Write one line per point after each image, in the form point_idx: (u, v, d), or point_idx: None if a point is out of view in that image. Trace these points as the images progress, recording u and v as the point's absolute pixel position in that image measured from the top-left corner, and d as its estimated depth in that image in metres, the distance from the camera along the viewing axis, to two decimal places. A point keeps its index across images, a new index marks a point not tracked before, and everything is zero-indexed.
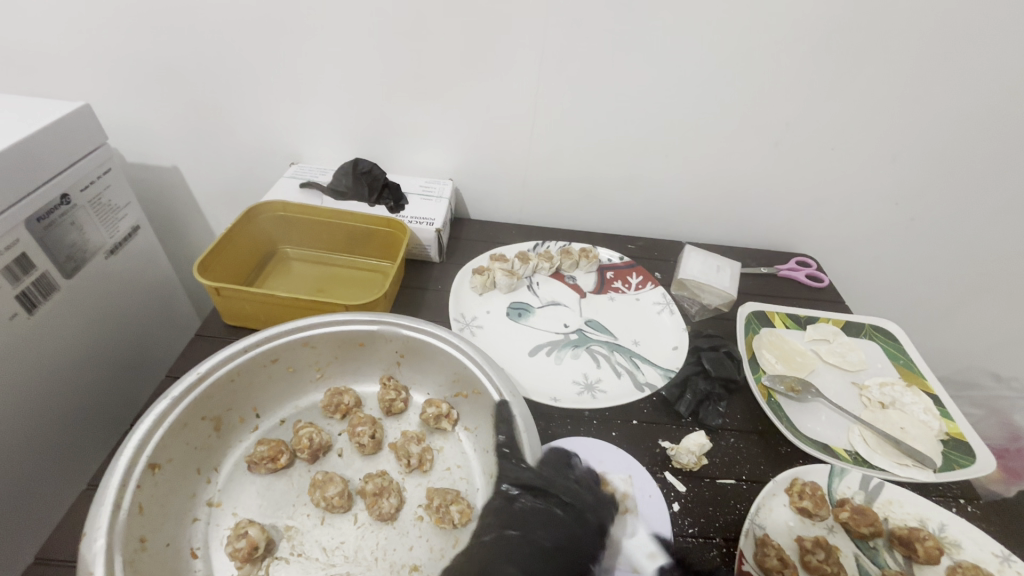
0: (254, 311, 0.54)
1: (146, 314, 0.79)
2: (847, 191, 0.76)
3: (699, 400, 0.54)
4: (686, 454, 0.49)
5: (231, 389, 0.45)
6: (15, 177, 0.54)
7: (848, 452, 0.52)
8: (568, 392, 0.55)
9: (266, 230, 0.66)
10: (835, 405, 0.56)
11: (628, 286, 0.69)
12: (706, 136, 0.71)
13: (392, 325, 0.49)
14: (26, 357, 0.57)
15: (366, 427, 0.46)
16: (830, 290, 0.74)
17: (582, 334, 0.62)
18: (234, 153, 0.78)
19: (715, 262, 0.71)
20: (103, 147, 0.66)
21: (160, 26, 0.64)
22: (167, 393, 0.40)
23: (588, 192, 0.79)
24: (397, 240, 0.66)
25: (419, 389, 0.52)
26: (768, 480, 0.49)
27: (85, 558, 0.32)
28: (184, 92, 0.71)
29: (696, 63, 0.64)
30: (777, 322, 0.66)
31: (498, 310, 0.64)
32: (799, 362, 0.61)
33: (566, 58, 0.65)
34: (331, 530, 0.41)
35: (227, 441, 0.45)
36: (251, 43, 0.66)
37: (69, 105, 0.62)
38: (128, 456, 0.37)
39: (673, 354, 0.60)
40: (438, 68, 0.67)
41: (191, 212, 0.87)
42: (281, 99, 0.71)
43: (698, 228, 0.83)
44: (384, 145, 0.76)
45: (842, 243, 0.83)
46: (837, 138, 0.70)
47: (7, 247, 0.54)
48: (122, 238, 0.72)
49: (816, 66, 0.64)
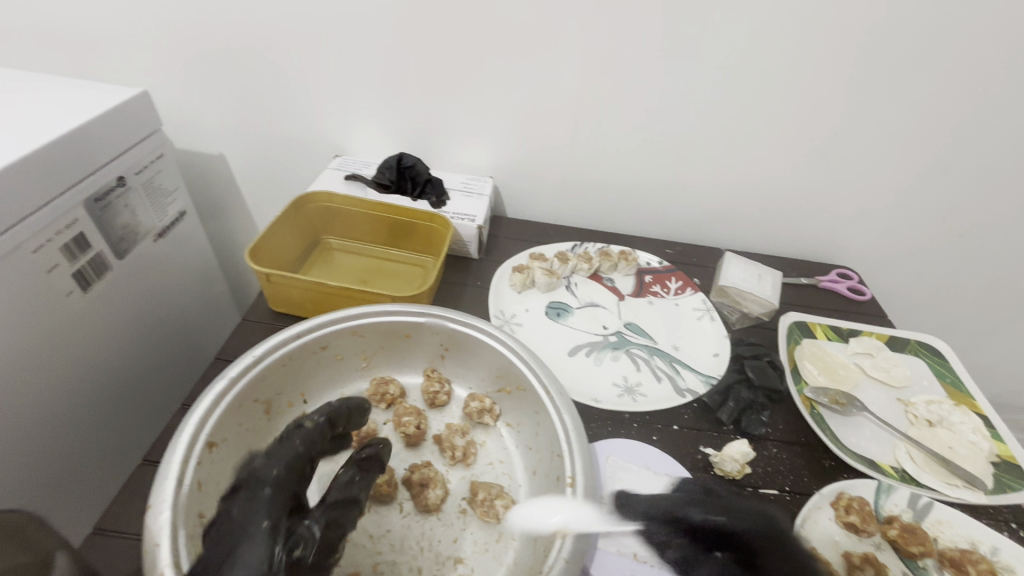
0: (301, 298, 0.54)
1: (188, 298, 0.80)
2: (893, 203, 0.75)
3: (741, 409, 0.53)
4: (730, 462, 0.48)
5: (283, 373, 0.45)
6: (77, 159, 0.55)
7: (895, 469, 0.51)
8: (609, 393, 0.54)
9: (312, 220, 0.67)
10: (880, 421, 0.55)
11: (667, 290, 0.69)
12: (751, 142, 0.70)
13: (438, 318, 0.50)
14: (78, 333, 0.59)
15: (412, 417, 0.47)
16: (872, 303, 0.73)
17: (621, 337, 0.62)
18: (279, 144, 0.79)
19: (757, 270, 0.69)
20: (157, 132, 0.68)
21: (215, 15, 0.66)
22: (225, 374, 0.41)
23: (628, 195, 0.79)
24: (439, 235, 0.66)
25: (461, 383, 0.52)
26: (813, 493, 0.48)
27: (151, 531, 0.32)
28: (233, 82, 0.72)
29: (746, 68, 0.64)
30: (818, 333, 0.65)
31: (537, 309, 0.64)
32: (842, 375, 0.60)
33: (614, 59, 0.65)
34: (378, 517, 0.41)
35: (277, 425, 0.46)
36: (302, 34, 0.67)
37: (127, 92, 0.63)
38: (190, 433, 0.38)
39: (713, 360, 0.60)
40: (484, 65, 0.67)
41: (232, 200, 0.88)
42: (328, 92, 0.72)
43: (737, 235, 0.82)
44: (426, 141, 0.76)
45: (886, 256, 0.81)
46: (886, 149, 0.69)
47: (66, 227, 0.56)
48: (170, 222, 0.74)
49: (870, 75, 0.63)
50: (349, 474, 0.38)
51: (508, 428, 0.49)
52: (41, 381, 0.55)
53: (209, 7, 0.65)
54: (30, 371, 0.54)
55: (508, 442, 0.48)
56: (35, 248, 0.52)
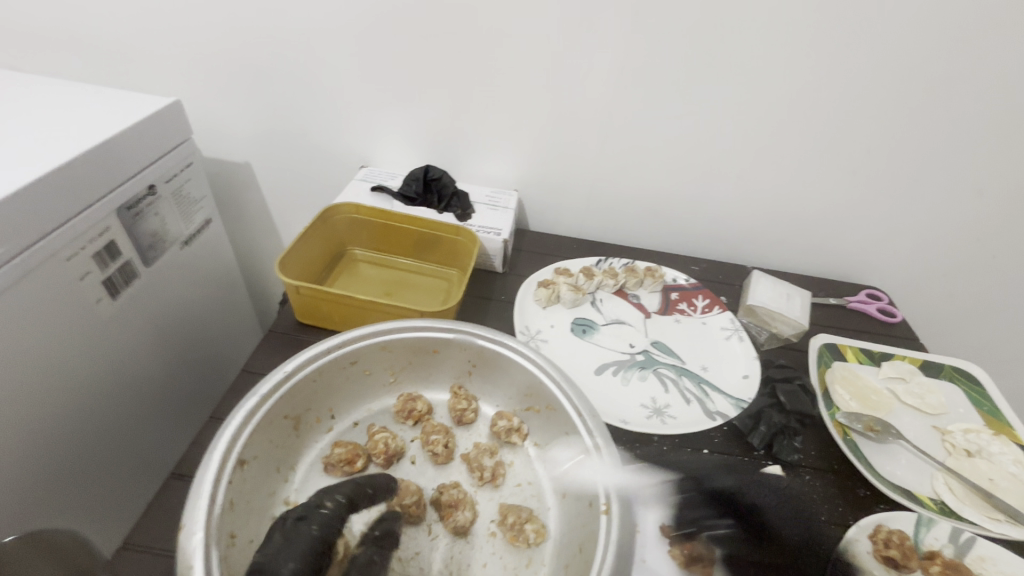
0: (329, 311, 0.54)
1: (211, 306, 0.80)
2: (925, 223, 0.73)
3: (773, 433, 0.52)
4: (764, 489, 0.46)
5: (312, 389, 0.45)
6: (110, 169, 0.56)
7: (934, 501, 0.50)
8: (637, 414, 0.54)
9: (338, 231, 0.67)
10: (916, 449, 0.54)
11: (694, 308, 0.68)
12: (780, 160, 0.70)
13: (467, 334, 0.49)
14: (105, 341, 0.59)
15: (440, 436, 0.46)
16: (903, 325, 0.71)
17: (648, 355, 0.61)
18: (305, 153, 0.79)
19: (785, 290, 0.68)
20: (188, 141, 0.68)
21: (248, 27, 0.67)
22: (257, 390, 0.41)
23: (654, 210, 0.78)
24: (465, 248, 0.66)
25: (488, 401, 0.51)
26: (850, 524, 0.47)
27: (184, 552, 0.32)
28: (263, 91, 0.73)
29: (779, 85, 0.63)
30: (849, 356, 0.64)
31: (562, 325, 0.64)
32: (876, 401, 0.58)
33: (644, 74, 0.64)
34: (407, 539, 0.41)
35: (305, 440, 0.45)
36: (333, 46, 0.67)
37: (160, 102, 0.64)
38: (221, 451, 0.37)
39: (743, 382, 0.58)
40: (513, 79, 0.67)
41: (256, 208, 0.89)
42: (356, 103, 0.73)
43: (763, 253, 0.81)
44: (452, 153, 0.76)
45: (916, 277, 0.80)
46: (919, 169, 0.68)
47: (98, 236, 0.56)
48: (196, 229, 0.74)
49: (906, 93, 0.62)
50: (368, 555, 0.36)
51: (536, 448, 0.48)
52: (72, 388, 0.55)
53: (243, 19, 0.66)
54: (62, 378, 0.54)
55: (536, 462, 0.47)
56: (67, 257, 0.53)
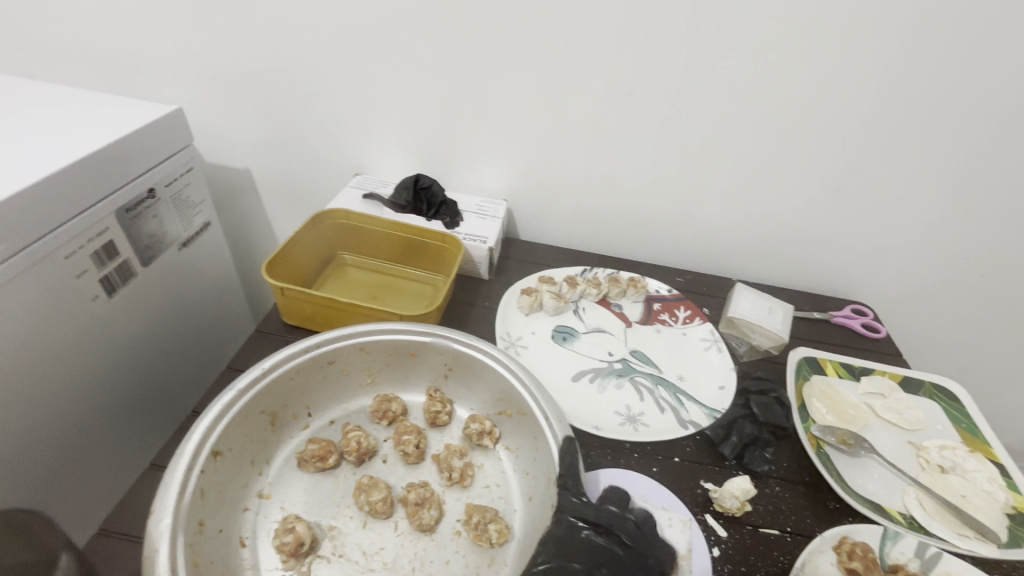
0: (312, 312, 0.56)
1: (206, 306, 0.83)
2: (909, 240, 0.74)
3: (744, 444, 0.53)
4: (729, 498, 0.48)
5: (290, 386, 0.47)
6: (112, 172, 0.59)
7: (904, 516, 0.50)
8: (610, 421, 0.54)
9: (329, 236, 0.69)
10: (890, 463, 0.54)
11: (675, 319, 0.68)
12: (764, 175, 0.71)
13: (443, 338, 0.51)
14: (99, 336, 0.61)
15: (412, 436, 0.48)
16: (886, 341, 0.72)
17: (626, 364, 0.62)
18: (303, 160, 0.82)
19: (767, 303, 0.69)
20: (188, 147, 0.71)
21: (252, 40, 0.70)
22: (234, 385, 0.42)
23: (640, 222, 0.79)
24: (451, 255, 0.67)
25: (463, 404, 0.53)
26: (815, 535, 0.47)
27: (151, 535, 0.34)
28: (263, 100, 0.76)
29: (761, 102, 0.64)
30: (828, 370, 0.64)
31: (543, 332, 0.65)
32: (851, 415, 0.59)
33: (629, 89, 0.66)
34: (372, 534, 0.42)
35: (281, 436, 0.47)
36: (330, 58, 0.70)
37: (163, 109, 0.67)
38: (196, 442, 0.39)
39: (718, 394, 0.59)
40: (503, 92, 0.69)
41: (255, 213, 0.91)
42: (351, 113, 0.75)
43: (749, 266, 0.81)
44: (444, 162, 0.78)
45: (902, 293, 0.80)
46: (901, 187, 0.69)
47: (97, 235, 0.59)
48: (194, 232, 0.77)
49: (887, 112, 0.63)
50: None
51: (507, 451, 0.49)
52: (63, 380, 0.58)
53: (247, 32, 0.69)
54: (54, 370, 0.56)
55: (506, 465, 0.48)
56: (66, 255, 0.55)
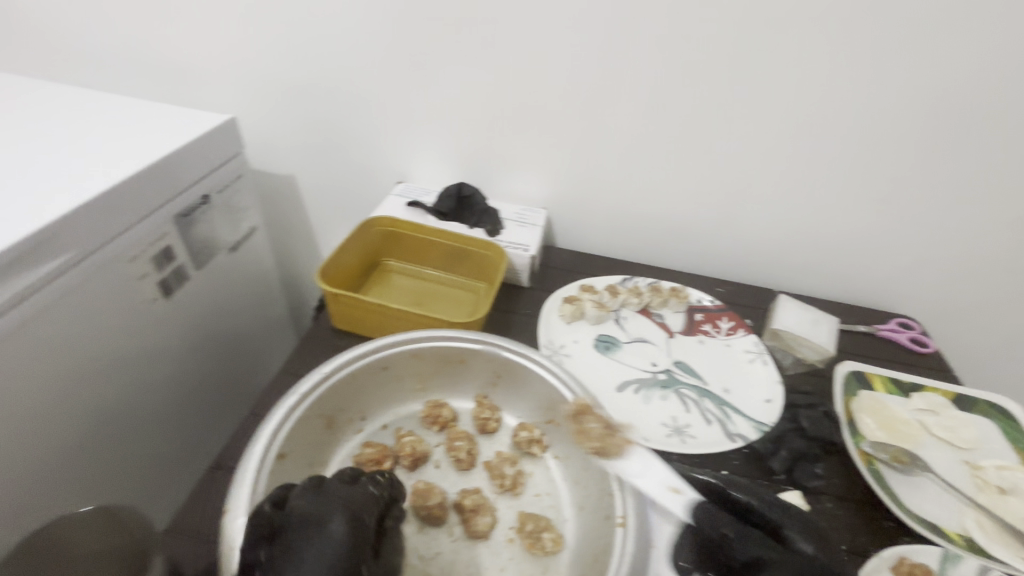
0: (363, 318, 0.57)
1: (251, 309, 0.85)
2: (960, 253, 0.72)
3: (794, 458, 0.52)
4: (782, 513, 0.47)
5: (347, 390, 0.48)
6: (172, 178, 0.61)
7: (962, 538, 0.49)
8: (657, 433, 0.54)
9: (374, 242, 0.70)
10: (945, 483, 0.53)
11: (718, 330, 0.68)
12: (809, 186, 0.70)
13: (493, 346, 0.51)
14: (155, 338, 0.64)
15: (464, 442, 0.48)
16: (935, 356, 0.70)
17: (670, 375, 0.62)
18: (346, 166, 0.84)
19: (812, 315, 0.68)
20: (239, 155, 0.73)
21: (303, 51, 0.72)
22: (298, 389, 0.44)
23: (679, 231, 0.79)
24: (493, 263, 0.68)
25: (510, 411, 0.53)
26: (871, 555, 0.46)
27: (228, 534, 0.35)
28: (310, 109, 0.78)
29: (808, 112, 0.64)
30: (877, 385, 0.62)
31: (586, 341, 0.65)
32: (904, 432, 0.57)
33: (673, 99, 0.66)
34: (429, 539, 0.43)
35: (337, 439, 0.48)
36: (377, 69, 0.72)
37: (217, 118, 0.69)
38: (264, 444, 0.40)
39: (765, 407, 0.58)
40: (546, 102, 0.70)
41: (297, 218, 0.93)
42: (395, 122, 0.77)
43: (790, 277, 0.80)
44: (484, 170, 0.79)
45: (949, 307, 0.78)
46: (953, 198, 0.67)
47: (156, 240, 0.61)
48: (242, 236, 0.79)
49: (940, 122, 0.62)
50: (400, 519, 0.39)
51: (556, 460, 0.50)
52: (121, 378, 0.60)
53: (299, 44, 0.71)
54: (114, 369, 0.59)
55: (555, 474, 0.49)
56: (130, 258, 0.57)
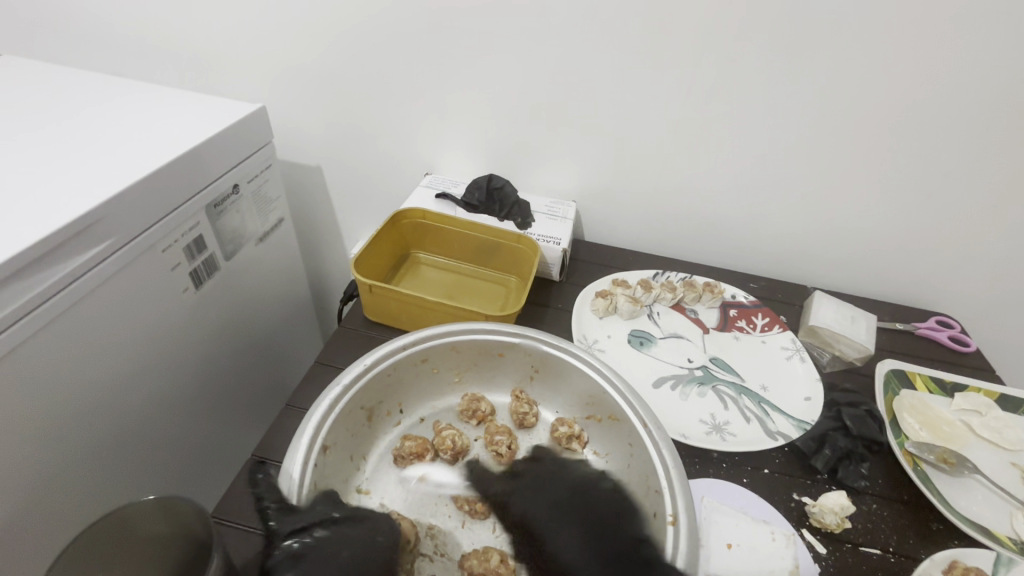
0: (398, 310, 0.57)
1: (278, 300, 0.85)
2: (1005, 249, 0.70)
3: (838, 458, 0.51)
4: (829, 514, 0.46)
5: (387, 382, 0.47)
6: (203, 168, 0.60)
7: (1014, 541, 0.48)
8: (697, 430, 0.53)
9: (405, 234, 0.69)
10: (994, 485, 0.51)
11: (753, 326, 0.67)
12: (849, 180, 0.68)
13: (532, 340, 0.50)
14: (189, 329, 0.63)
15: (504, 437, 0.48)
16: (977, 355, 0.68)
17: (706, 371, 0.61)
18: (373, 157, 0.83)
19: (850, 312, 0.66)
20: (269, 145, 0.73)
21: (332, 40, 0.71)
22: (340, 381, 0.43)
23: (712, 225, 0.77)
24: (525, 256, 0.67)
25: (548, 406, 0.52)
26: (922, 557, 0.45)
27: None
28: (339, 100, 0.77)
29: (853, 105, 0.62)
30: (918, 384, 0.61)
31: (619, 336, 0.64)
32: (948, 433, 0.56)
33: (711, 91, 0.65)
34: (472, 534, 0.42)
35: (376, 432, 0.48)
36: (409, 59, 0.71)
37: (248, 108, 0.69)
38: (308, 437, 0.40)
39: (805, 405, 0.57)
40: (580, 94, 0.69)
41: (322, 210, 0.93)
42: (425, 113, 0.76)
43: (824, 272, 0.79)
44: (514, 162, 0.78)
45: (989, 305, 0.76)
46: (1001, 194, 0.65)
47: (189, 230, 0.61)
48: (270, 227, 0.78)
49: (992, 116, 0.60)
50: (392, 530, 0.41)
51: (596, 456, 0.49)
52: (158, 369, 0.60)
53: (328, 33, 0.70)
54: (152, 360, 0.59)
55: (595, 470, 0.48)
56: (163, 248, 0.57)
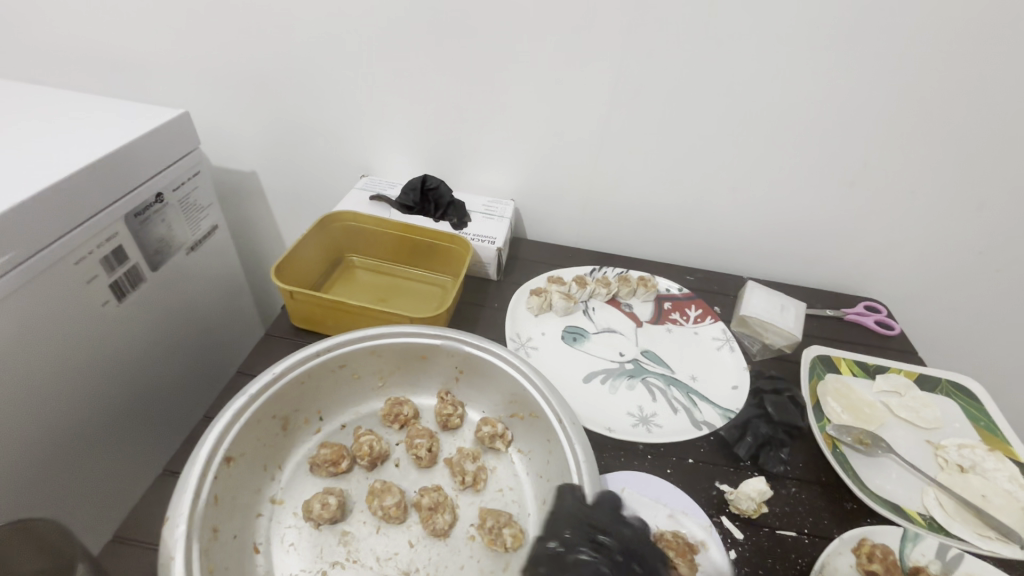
0: (322, 315, 0.56)
1: (215, 309, 0.83)
2: (924, 236, 0.73)
3: (760, 444, 0.52)
4: (745, 500, 0.47)
5: (301, 390, 0.47)
6: (119, 177, 0.58)
7: (923, 517, 0.49)
8: (623, 423, 0.54)
9: (336, 238, 0.69)
10: (907, 463, 0.53)
11: (686, 318, 0.68)
12: (776, 172, 0.70)
13: (454, 340, 0.50)
14: (108, 343, 0.61)
15: (424, 439, 0.47)
16: (901, 338, 0.71)
17: (638, 364, 0.61)
18: (310, 160, 0.82)
19: (780, 300, 0.68)
20: (194, 150, 0.71)
21: (260, 43, 0.70)
22: (246, 390, 0.42)
23: (649, 220, 0.78)
24: (459, 256, 0.67)
25: (474, 406, 0.52)
26: (835, 537, 0.46)
27: (167, 544, 0.34)
28: (271, 104, 0.76)
29: (773, 98, 0.63)
30: (843, 368, 0.63)
31: (553, 333, 0.64)
32: (868, 414, 0.58)
33: (640, 86, 0.65)
34: (386, 539, 0.42)
35: (293, 440, 0.47)
36: (338, 61, 0.70)
37: (169, 113, 0.67)
38: (208, 449, 0.39)
39: (732, 393, 0.58)
40: (512, 93, 0.69)
41: (264, 217, 0.91)
42: (359, 116, 0.75)
43: (760, 262, 0.80)
44: (451, 163, 0.78)
45: (914, 290, 0.79)
46: (916, 182, 0.68)
47: (106, 240, 0.59)
48: (202, 236, 0.76)
49: (902, 108, 0.62)
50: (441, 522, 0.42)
51: (520, 454, 0.49)
52: (74, 385, 0.58)
53: (255, 33, 0.69)
54: (65, 377, 0.57)
55: (518, 468, 0.48)
56: (76, 260, 0.55)
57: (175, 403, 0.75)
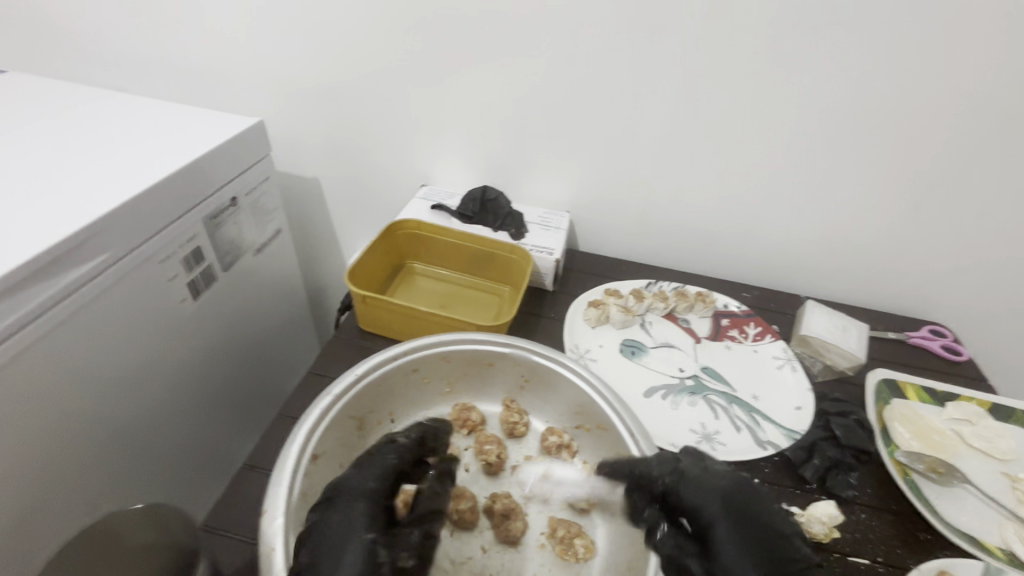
0: (391, 320, 0.57)
1: (275, 309, 0.86)
2: (996, 259, 0.70)
3: (827, 467, 0.51)
4: (816, 523, 0.46)
5: (378, 392, 0.48)
6: (201, 181, 0.62)
7: (1003, 552, 0.48)
8: (686, 440, 0.54)
9: (399, 245, 0.70)
10: (985, 495, 0.51)
11: (745, 336, 0.67)
12: (838, 191, 0.69)
13: (522, 350, 0.51)
14: (183, 339, 0.64)
15: (494, 446, 0.48)
16: (970, 364, 0.69)
17: (697, 381, 0.61)
18: (371, 169, 0.84)
19: (842, 321, 0.67)
20: (265, 157, 0.74)
21: (331, 56, 0.73)
22: (330, 391, 0.44)
23: (705, 235, 0.78)
24: (518, 266, 0.68)
25: (539, 415, 0.53)
26: (911, 568, 0.45)
27: (266, 535, 0.35)
28: (337, 114, 0.79)
29: (840, 117, 0.63)
30: (909, 393, 0.61)
31: (612, 345, 0.65)
32: (938, 441, 0.55)
33: (703, 101, 0.65)
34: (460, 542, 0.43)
35: (368, 441, 0.49)
36: (404, 74, 0.72)
37: (246, 121, 0.70)
38: (298, 445, 0.40)
39: (797, 414, 0.57)
40: (573, 107, 0.70)
41: (322, 222, 0.94)
42: (420, 127, 0.77)
43: (818, 282, 0.79)
44: (509, 174, 0.79)
45: (983, 315, 0.77)
46: (989, 205, 0.66)
47: (187, 241, 0.62)
48: (267, 239, 0.79)
49: (977, 129, 0.61)
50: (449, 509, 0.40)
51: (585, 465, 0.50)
52: (152, 377, 0.61)
53: (328, 44, 0.71)
54: (144, 369, 0.59)
55: None
56: (161, 260, 0.58)
57: (235, 398, 0.77)
